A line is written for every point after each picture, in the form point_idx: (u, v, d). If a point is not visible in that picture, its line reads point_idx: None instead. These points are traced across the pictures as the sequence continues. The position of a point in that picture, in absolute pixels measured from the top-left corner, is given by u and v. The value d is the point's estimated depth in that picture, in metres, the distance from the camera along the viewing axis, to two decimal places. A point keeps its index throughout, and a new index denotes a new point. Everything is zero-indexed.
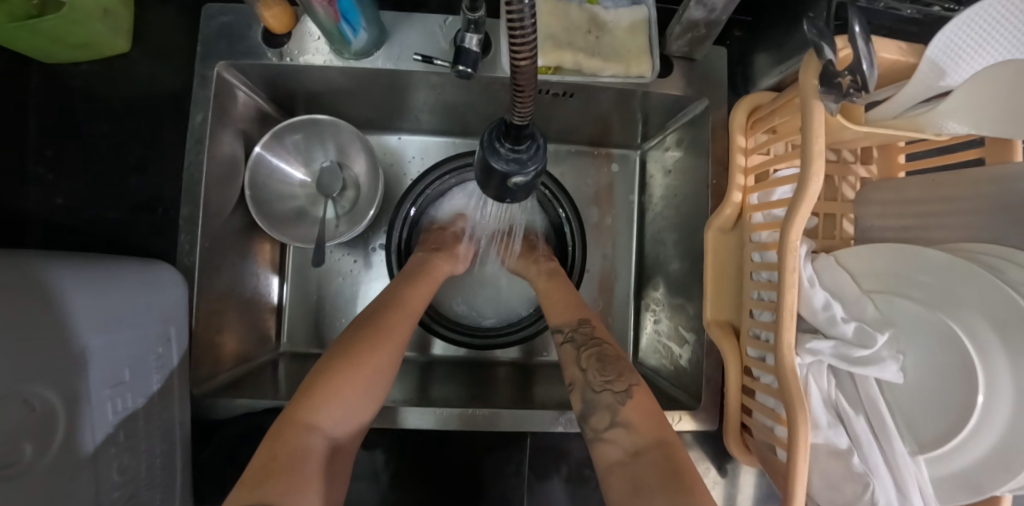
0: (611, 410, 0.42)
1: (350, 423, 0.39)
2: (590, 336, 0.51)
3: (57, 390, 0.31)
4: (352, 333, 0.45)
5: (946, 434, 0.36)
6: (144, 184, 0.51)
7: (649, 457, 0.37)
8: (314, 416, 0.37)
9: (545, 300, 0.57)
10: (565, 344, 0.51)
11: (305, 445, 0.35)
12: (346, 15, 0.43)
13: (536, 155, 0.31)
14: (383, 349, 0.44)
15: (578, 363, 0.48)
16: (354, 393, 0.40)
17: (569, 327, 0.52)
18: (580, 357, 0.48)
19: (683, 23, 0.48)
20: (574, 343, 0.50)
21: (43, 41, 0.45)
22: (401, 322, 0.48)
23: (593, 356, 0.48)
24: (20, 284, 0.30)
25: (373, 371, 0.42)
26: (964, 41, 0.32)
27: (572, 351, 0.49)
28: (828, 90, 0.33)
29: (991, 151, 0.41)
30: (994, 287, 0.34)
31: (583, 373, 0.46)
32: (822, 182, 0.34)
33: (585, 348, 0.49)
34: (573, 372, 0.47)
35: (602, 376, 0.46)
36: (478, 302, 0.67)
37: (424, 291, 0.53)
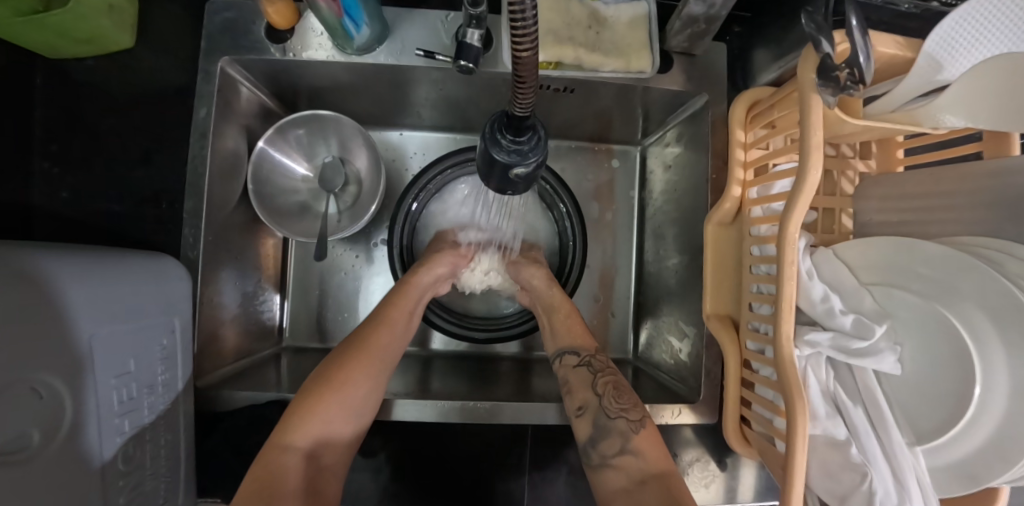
0: (624, 437, 0.44)
1: (329, 441, 0.43)
2: (604, 366, 0.52)
3: (63, 378, 0.32)
4: (331, 357, 0.48)
5: (943, 425, 0.37)
6: (148, 178, 0.52)
7: (653, 486, 0.40)
8: (292, 438, 0.41)
9: (551, 315, 0.58)
10: (579, 368, 0.52)
11: (281, 465, 0.39)
12: (348, 10, 0.43)
13: (537, 147, 0.32)
14: (358, 369, 0.47)
15: (593, 387, 0.49)
16: (331, 412, 0.43)
17: (587, 353, 0.53)
18: (596, 383, 0.49)
19: (683, 18, 0.48)
20: (590, 368, 0.51)
21: (49, 36, 0.46)
22: (379, 340, 0.50)
23: (610, 383, 0.49)
24: (27, 273, 0.31)
25: (349, 391, 0.45)
26: (963, 34, 0.33)
27: (586, 375, 0.51)
28: (826, 84, 0.34)
29: (989, 145, 0.41)
30: (990, 278, 0.35)
31: (597, 398, 0.48)
32: (822, 173, 0.35)
33: (602, 375, 0.50)
34: (586, 394, 0.49)
35: (617, 403, 0.47)
36: (480, 296, 0.67)
37: (407, 304, 0.55)
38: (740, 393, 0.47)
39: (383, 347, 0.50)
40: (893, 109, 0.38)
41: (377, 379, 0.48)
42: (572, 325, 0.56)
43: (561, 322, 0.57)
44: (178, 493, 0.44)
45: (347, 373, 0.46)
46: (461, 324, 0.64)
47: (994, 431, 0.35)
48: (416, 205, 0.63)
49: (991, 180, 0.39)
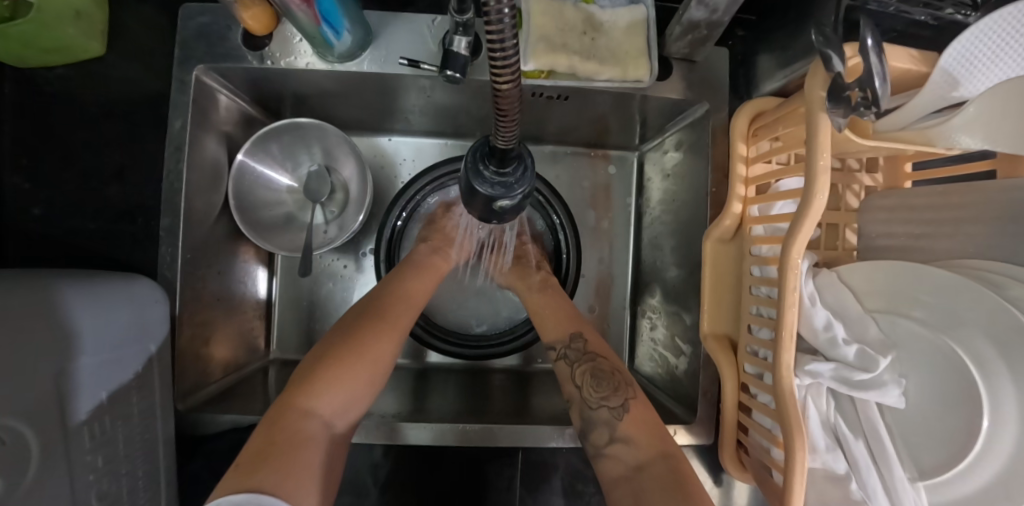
0: (611, 426, 0.43)
1: (347, 411, 0.39)
2: (583, 350, 0.50)
3: (28, 421, 0.31)
4: (350, 326, 0.45)
5: (947, 461, 0.35)
6: (124, 193, 0.50)
7: (650, 471, 0.38)
8: (314, 402, 0.37)
9: (534, 316, 0.56)
10: (559, 362, 0.50)
11: (302, 429, 0.35)
12: (327, 18, 0.41)
13: (523, 177, 0.30)
14: (382, 339, 0.44)
15: (573, 379, 0.48)
16: (354, 380, 0.40)
17: (562, 343, 0.51)
18: (574, 373, 0.48)
19: (683, 24, 0.45)
20: (568, 359, 0.49)
21: (12, 45, 0.43)
22: (402, 315, 0.48)
23: (587, 372, 0.47)
24: None
25: (373, 361, 0.42)
26: (979, 51, 0.31)
27: (566, 368, 0.49)
28: (836, 105, 0.32)
29: (1003, 163, 0.39)
30: (1000, 310, 0.33)
31: (579, 390, 0.47)
32: (827, 199, 0.33)
33: (579, 365, 0.48)
34: (570, 388, 0.48)
35: (598, 392, 0.46)
36: (471, 309, 0.65)
37: (426, 284, 0.54)
38: (737, 417, 0.46)
39: (405, 323, 0.48)
40: (904, 126, 0.35)
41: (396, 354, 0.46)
42: (559, 317, 0.54)
43: (543, 320, 0.54)
44: None
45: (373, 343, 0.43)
46: (452, 340, 0.62)
47: (999, 472, 0.32)
48: (401, 220, 0.62)
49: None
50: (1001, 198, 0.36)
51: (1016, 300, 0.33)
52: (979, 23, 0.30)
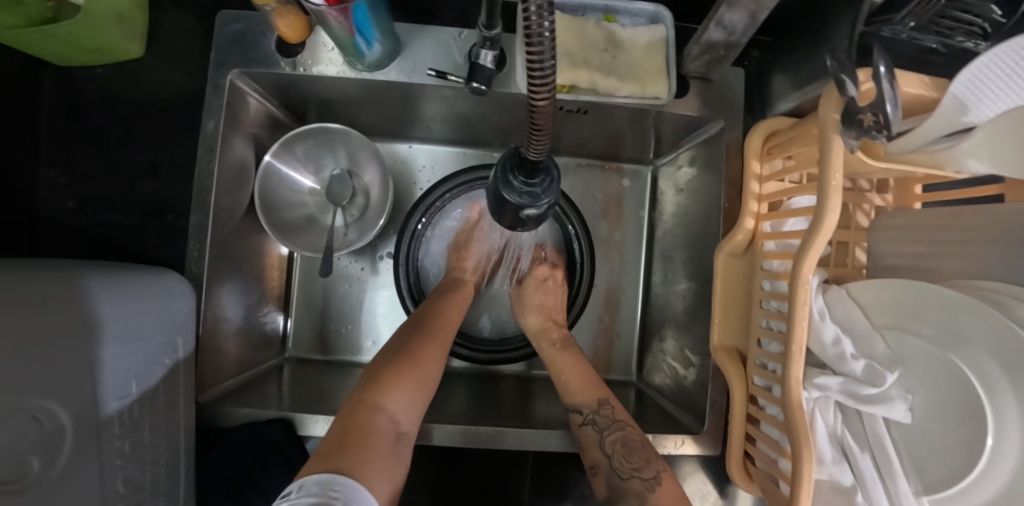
0: (642, 498, 0.43)
1: (409, 410, 0.41)
2: (612, 418, 0.49)
3: (62, 404, 0.32)
4: (404, 338, 0.49)
5: (951, 476, 0.36)
6: (155, 189, 0.52)
7: None
8: (376, 404, 0.39)
9: (557, 372, 0.56)
10: (585, 427, 0.49)
11: (374, 426, 0.37)
12: (361, 29, 0.42)
13: (550, 187, 0.31)
14: (428, 352, 0.48)
15: (601, 445, 0.47)
16: (411, 386, 0.43)
17: (590, 409, 0.50)
18: (604, 442, 0.47)
19: (702, 44, 0.47)
20: (597, 426, 0.49)
21: (57, 45, 0.45)
22: (443, 333, 0.52)
23: (619, 440, 0.47)
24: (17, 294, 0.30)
25: (425, 368, 0.46)
26: (989, 79, 0.29)
27: (594, 435, 0.48)
28: (850, 127, 0.33)
29: (1012, 188, 0.40)
30: (1001, 328, 0.34)
31: (608, 459, 0.46)
32: (838, 217, 0.35)
33: (609, 432, 0.48)
34: (598, 455, 0.47)
35: (629, 462, 0.46)
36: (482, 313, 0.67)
37: (460, 304, 0.58)
38: (744, 429, 0.47)
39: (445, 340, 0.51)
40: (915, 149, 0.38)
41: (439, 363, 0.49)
42: (587, 381, 0.54)
43: (562, 383, 0.54)
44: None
45: (427, 351, 0.48)
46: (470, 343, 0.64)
47: (1004, 483, 0.33)
48: (421, 224, 0.64)
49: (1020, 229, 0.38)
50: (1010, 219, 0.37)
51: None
52: (986, 54, 0.28)
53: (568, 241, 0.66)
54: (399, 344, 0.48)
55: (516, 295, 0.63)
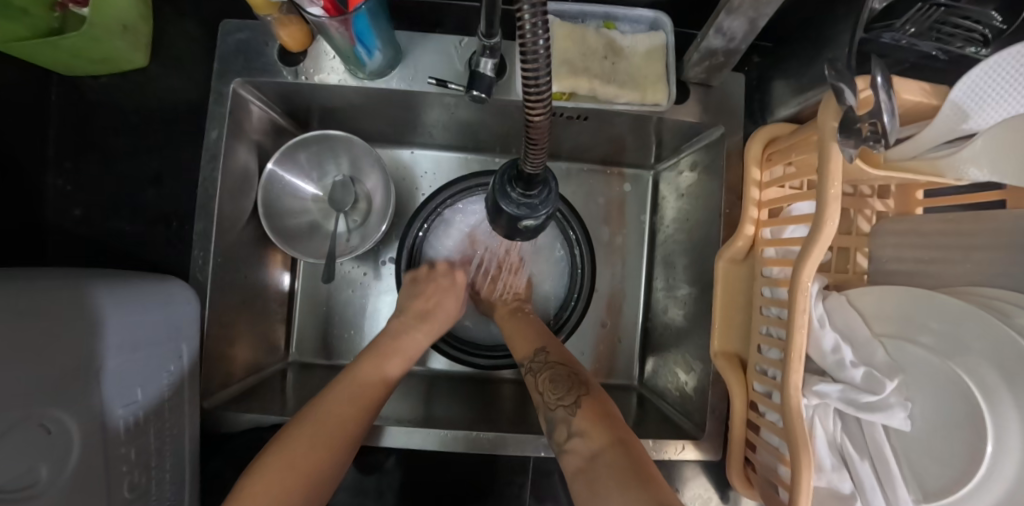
0: (567, 423, 0.44)
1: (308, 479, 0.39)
2: (548, 359, 0.52)
3: (69, 411, 0.32)
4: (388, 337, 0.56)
5: (951, 485, 0.36)
6: (161, 197, 0.52)
7: (605, 458, 0.38)
8: (269, 480, 0.37)
9: (511, 339, 0.58)
10: (527, 376, 0.52)
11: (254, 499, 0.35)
12: (362, 38, 0.43)
13: (548, 198, 0.31)
14: (347, 403, 0.45)
15: (535, 385, 0.50)
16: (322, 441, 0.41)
17: (528, 359, 0.53)
18: (535, 380, 0.50)
19: (701, 51, 0.47)
20: (532, 371, 0.51)
21: (64, 55, 0.46)
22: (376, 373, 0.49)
23: (547, 378, 0.49)
24: (25, 302, 0.31)
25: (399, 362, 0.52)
26: (991, 87, 0.32)
27: (531, 379, 0.51)
28: (847, 136, 0.33)
29: (1016, 194, 0.40)
30: (1005, 338, 0.34)
31: (540, 396, 0.48)
32: (838, 225, 0.35)
33: (542, 373, 0.50)
34: (535, 397, 0.49)
35: (555, 394, 0.47)
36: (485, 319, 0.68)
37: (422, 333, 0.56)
38: (745, 435, 0.47)
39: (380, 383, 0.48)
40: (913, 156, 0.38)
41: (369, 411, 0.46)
42: (525, 335, 0.56)
43: (512, 342, 0.57)
44: None
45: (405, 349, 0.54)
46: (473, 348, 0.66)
47: (1005, 493, 0.33)
48: (422, 231, 0.64)
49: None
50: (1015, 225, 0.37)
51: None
52: (990, 58, 0.31)
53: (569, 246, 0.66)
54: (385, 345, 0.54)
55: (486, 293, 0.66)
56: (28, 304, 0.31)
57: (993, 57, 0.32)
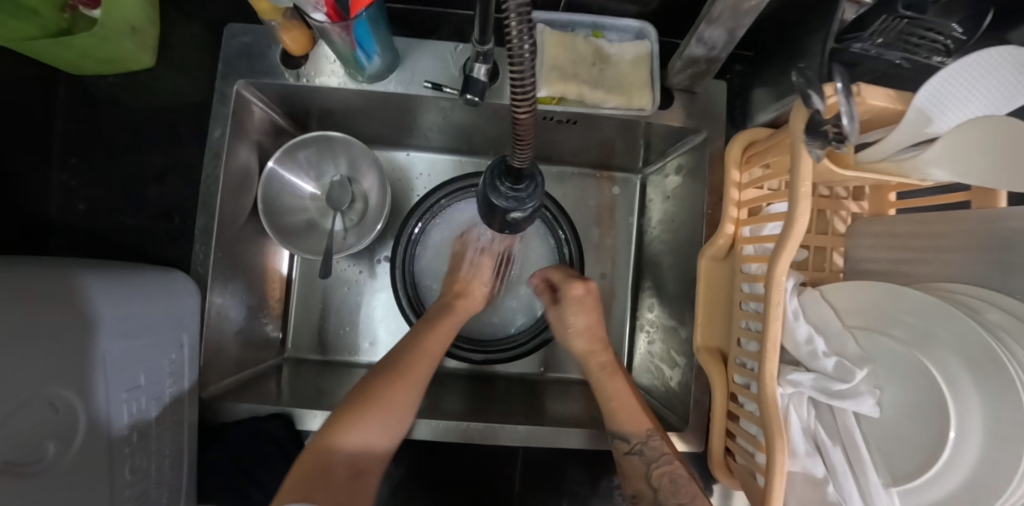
0: None
1: (373, 445, 0.45)
2: (660, 449, 0.48)
3: (77, 392, 0.34)
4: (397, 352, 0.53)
5: (918, 469, 0.38)
6: (163, 194, 0.54)
7: None
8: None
9: (608, 403, 0.53)
10: (630, 456, 0.49)
11: (327, 464, 0.42)
12: (361, 44, 0.45)
13: (535, 192, 0.33)
14: (402, 385, 0.49)
15: (648, 478, 0.47)
16: (383, 415, 0.46)
17: (636, 439, 0.49)
18: (649, 474, 0.47)
19: (684, 59, 0.50)
20: (642, 459, 0.48)
21: (74, 56, 0.48)
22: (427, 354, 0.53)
23: (665, 476, 0.47)
24: (41, 288, 0.33)
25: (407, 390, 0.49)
26: (949, 92, 0.35)
27: (640, 465, 0.48)
28: (814, 138, 0.36)
29: (977, 195, 0.42)
30: (970, 329, 0.36)
31: (653, 493, 0.46)
32: (808, 222, 0.37)
33: (657, 465, 0.47)
34: (642, 485, 0.47)
35: (675, 499, 0.45)
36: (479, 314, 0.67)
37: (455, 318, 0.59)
38: (725, 425, 0.49)
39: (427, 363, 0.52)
40: (884, 157, 0.41)
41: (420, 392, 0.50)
42: (632, 409, 0.51)
43: (613, 411, 0.52)
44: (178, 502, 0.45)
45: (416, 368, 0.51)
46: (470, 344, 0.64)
47: (967, 475, 0.36)
48: (417, 228, 0.65)
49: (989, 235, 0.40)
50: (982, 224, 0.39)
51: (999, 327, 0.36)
52: (947, 67, 0.34)
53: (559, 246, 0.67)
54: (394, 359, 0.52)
55: (554, 315, 0.59)
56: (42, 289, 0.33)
57: (951, 66, 0.34)
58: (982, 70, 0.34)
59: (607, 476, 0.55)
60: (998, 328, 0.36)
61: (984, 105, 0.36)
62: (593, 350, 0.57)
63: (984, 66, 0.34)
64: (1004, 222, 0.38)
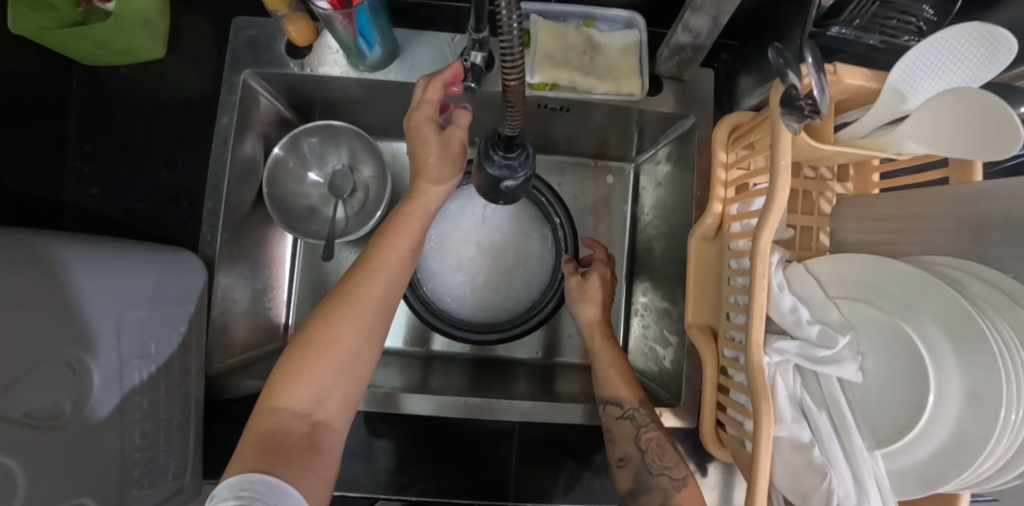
0: (667, 493, 0.45)
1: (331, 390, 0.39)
2: (649, 418, 0.50)
3: (92, 355, 0.36)
4: (345, 275, 0.43)
5: (901, 432, 0.39)
6: (172, 179, 0.56)
7: None
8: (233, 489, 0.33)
9: (601, 368, 0.55)
10: (622, 420, 0.50)
11: (278, 430, 0.36)
12: (363, 33, 0.47)
13: (525, 162, 0.36)
14: (353, 317, 0.40)
15: (637, 441, 0.48)
16: (333, 361, 0.39)
17: (629, 404, 0.51)
18: (640, 437, 0.48)
19: (671, 47, 0.52)
20: (634, 422, 0.49)
21: (89, 46, 0.51)
22: (369, 288, 0.42)
23: (654, 440, 0.48)
24: (63, 252, 0.35)
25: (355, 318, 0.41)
26: (921, 70, 0.37)
27: (630, 429, 0.49)
28: (790, 112, 0.37)
29: (955, 171, 0.44)
30: (946, 295, 0.37)
31: (641, 454, 0.47)
32: (788, 194, 0.38)
33: (646, 430, 0.49)
34: (630, 449, 0.48)
35: (660, 459, 0.47)
36: (475, 300, 0.68)
37: (400, 241, 0.45)
38: (716, 398, 0.50)
39: (373, 297, 0.42)
40: (862, 135, 0.43)
41: (370, 332, 0.42)
42: (625, 376, 0.54)
43: (604, 373, 0.55)
44: (186, 473, 0.47)
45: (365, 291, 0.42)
46: (468, 329, 0.66)
47: (947, 436, 0.37)
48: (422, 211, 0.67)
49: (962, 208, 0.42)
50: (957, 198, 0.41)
51: (980, 301, 0.38)
52: (918, 46, 0.35)
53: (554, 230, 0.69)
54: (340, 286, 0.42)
55: (574, 285, 0.60)
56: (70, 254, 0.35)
57: (921, 44, 0.35)
58: (954, 50, 0.35)
59: (600, 450, 0.57)
60: (976, 299, 0.38)
61: (959, 81, 0.36)
62: (600, 320, 0.59)
63: (955, 46, 0.35)
64: (975, 195, 0.40)
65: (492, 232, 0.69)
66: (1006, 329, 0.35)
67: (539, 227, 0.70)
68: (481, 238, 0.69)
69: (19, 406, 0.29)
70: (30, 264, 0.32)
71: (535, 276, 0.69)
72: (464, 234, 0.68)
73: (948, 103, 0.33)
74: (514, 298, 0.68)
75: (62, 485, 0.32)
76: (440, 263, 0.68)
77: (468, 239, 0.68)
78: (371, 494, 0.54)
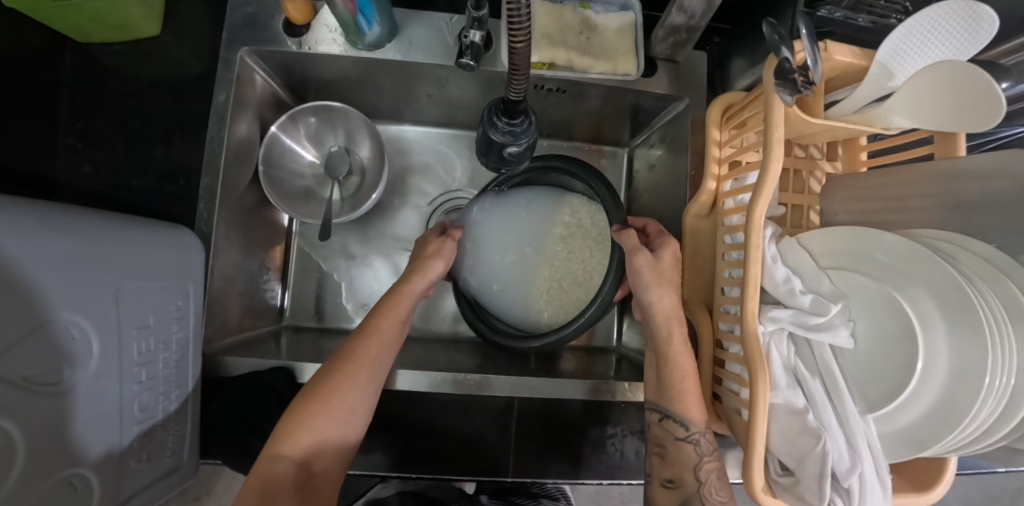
0: None
1: (328, 442, 0.43)
2: (714, 446, 0.48)
3: (91, 322, 0.35)
4: (350, 337, 0.49)
5: (891, 396, 0.41)
6: (170, 155, 0.58)
7: None
8: None
9: (675, 378, 0.49)
10: (687, 443, 0.48)
11: (274, 475, 0.40)
12: (362, 10, 0.47)
13: (527, 129, 0.42)
14: (354, 374, 0.46)
15: (696, 469, 0.47)
16: (332, 414, 0.43)
17: (695, 428, 0.48)
18: (699, 466, 0.47)
19: (665, 28, 0.53)
20: (698, 448, 0.48)
21: (84, 21, 0.51)
22: (365, 351, 0.47)
23: (716, 472, 0.47)
24: (66, 218, 0.35)
25: (358, 375, 0.46)
26: (906, 46, 0.37)
27: (692, 454, 0.48)
28: (784, 84, 0.38)
29: (940, 146, 0.45)
30: (935, 264, 0.39)
31: (699, 484, 0.47)
32: (782, 165, 0.39)
33: (710, 459, 0.48)
34: (688, 475, 0.47)
35: (718, 493, 0.47)
36: (526, 303, 0.62)
37: (397, 314, 0.51)
38: (712, 372, 0.51)
39: (369, 359, 0.47)
40: (853, 111, 0.43)
41: (370, 389, 0.46)
42: (698, 394, 0.48)
43: (668, 382, 0.49)
44: (183, 450, 0.47)
45: (369, 349, 0.48)
46: (529, 332, 0.62)
47: (936, 399, 0.38)
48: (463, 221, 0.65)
49: (945, 181, 0.43)
50: (945, 173, 0.43)
51: (968, 271, 0.39)
52: (901, 26, 0.36)
53: (597, 219, 0.62)
54: (347, 346, 0.48)
55: (647, 265, 0.51)
56: (72, 222, 0.35)
57: (907, 22, 0.36)
58: (939, 23, 0.35)
59: (597, 427, 0.58)
60: (964, 269, 0.39)
61: (947, 55, 0.37)
62: (678, 311, 0.50)
63: (940, 19, 0.35)
64: (964, 170, 0.42)
65: (535, 225, 0.62)
66: (991, 297, 0.37)
67: (589, 211, 0.62)
68: (520, 243, 0.62)
69: (21, 368, 0.29)
70: (42, 226, 0.32)
71: (587, 265, 0.61)
72: (506, 234, 0.62)
73: (921, 76, 0.35)
74: (569, 292, 0.62)
75: (60, 450, 0.33)
76: (480, 268, 0.63)
77: (511, 237, 0.62)
78: (367, 472, 0.55)
